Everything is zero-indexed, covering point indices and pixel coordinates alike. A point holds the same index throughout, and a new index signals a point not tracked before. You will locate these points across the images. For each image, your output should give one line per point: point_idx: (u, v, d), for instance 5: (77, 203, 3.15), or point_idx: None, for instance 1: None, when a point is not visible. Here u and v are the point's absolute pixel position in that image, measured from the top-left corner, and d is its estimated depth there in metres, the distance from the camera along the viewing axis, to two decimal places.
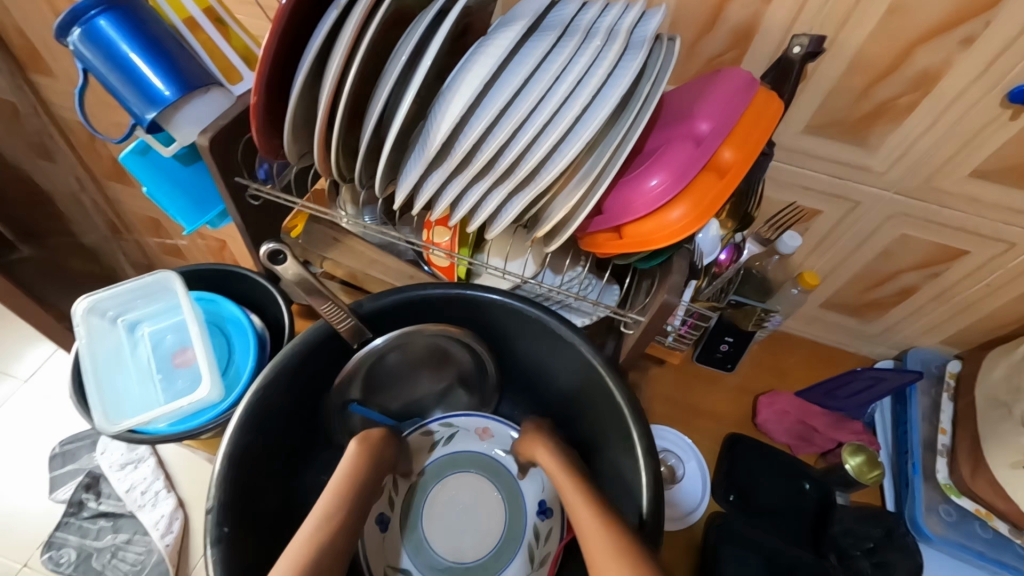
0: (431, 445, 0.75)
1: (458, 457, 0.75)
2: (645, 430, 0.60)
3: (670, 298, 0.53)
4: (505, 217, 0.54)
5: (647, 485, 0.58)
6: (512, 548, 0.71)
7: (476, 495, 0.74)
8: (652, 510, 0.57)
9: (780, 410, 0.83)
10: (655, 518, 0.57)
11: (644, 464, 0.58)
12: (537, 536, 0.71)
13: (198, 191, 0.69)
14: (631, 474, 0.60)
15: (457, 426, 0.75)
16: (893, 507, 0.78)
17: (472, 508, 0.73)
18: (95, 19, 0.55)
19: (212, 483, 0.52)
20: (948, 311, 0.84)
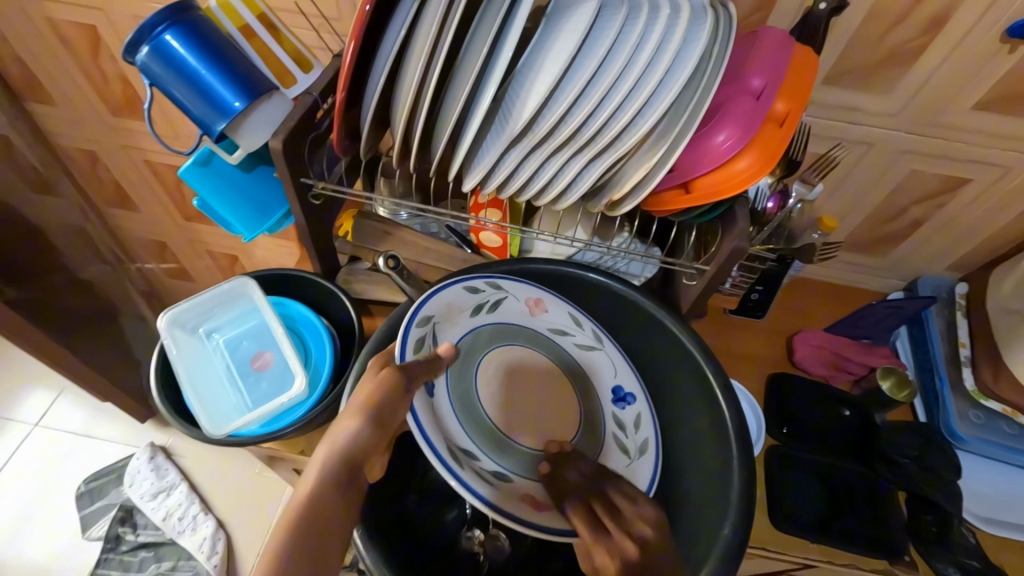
0: (475, 307, 0.65)
1: (511, 334, 0.67)
2: (717, 364, 0.65)
3: (741, 243, 0.57)
4: (584, 185, 0.56)
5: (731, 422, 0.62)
6: (596, 441, 0.64)
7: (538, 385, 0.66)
8: (739, 437, 0.61)
9: (814, 346, 0.90)
10: (743, 442, 0.61)
11: (723, 395, 0.64)
12: (623, 426, 0.66)
13: (258, 199, 0.70)
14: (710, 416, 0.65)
15: (506, 291, 0.68)
16: (925, 419, 0.85)
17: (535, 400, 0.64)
18: (161, 35, 0.55)
19: None
20: (952, 237, 0.92)
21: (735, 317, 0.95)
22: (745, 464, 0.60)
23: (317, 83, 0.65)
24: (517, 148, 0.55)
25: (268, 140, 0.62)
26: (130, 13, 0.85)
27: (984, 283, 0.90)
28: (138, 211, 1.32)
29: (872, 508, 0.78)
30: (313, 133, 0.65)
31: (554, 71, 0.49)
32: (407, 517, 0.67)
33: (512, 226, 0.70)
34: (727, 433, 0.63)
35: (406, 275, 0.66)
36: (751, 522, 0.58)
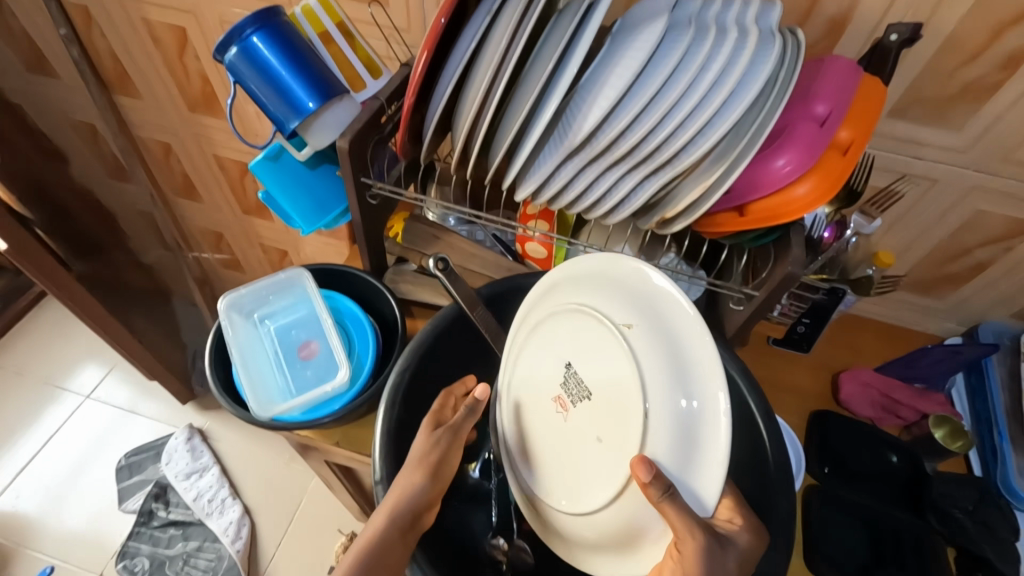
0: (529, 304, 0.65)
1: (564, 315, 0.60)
2: (759, 393, 0.64)
3: (794, 269, 0.56)
4: (637, 201, 0.57)
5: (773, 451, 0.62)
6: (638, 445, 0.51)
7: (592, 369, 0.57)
8: (780, 467, 0.61)
9: (863, 384, 0.86)
10: (784, 473, 0.61)
11: (764, 425, 0.63)
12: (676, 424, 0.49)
13: (320, 195, 0.73)
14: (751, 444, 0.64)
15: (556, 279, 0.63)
16: (981, 473, 0.81)
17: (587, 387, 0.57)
18: (249, 37, 0.59)
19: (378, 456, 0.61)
20: (1020, 283, 0.87)
21: (779, 349, 0.93)
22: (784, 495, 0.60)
23: (384, 89, 0.68)
24: (574, 160, 0.56)
25: (335, 139, 0.65)
26: (217, 17, 0.91)
27: None
28: (202, 201, 1.40)
29: (917, 559, 0.73)
30: (377, 136, 0.68)
31: (618, 86, 0.50)
32: (434, 516, 0.67)
33: (559, 237, 0.71)
34: (766, 462, 0.62)
35: (453, 277, 0.67)
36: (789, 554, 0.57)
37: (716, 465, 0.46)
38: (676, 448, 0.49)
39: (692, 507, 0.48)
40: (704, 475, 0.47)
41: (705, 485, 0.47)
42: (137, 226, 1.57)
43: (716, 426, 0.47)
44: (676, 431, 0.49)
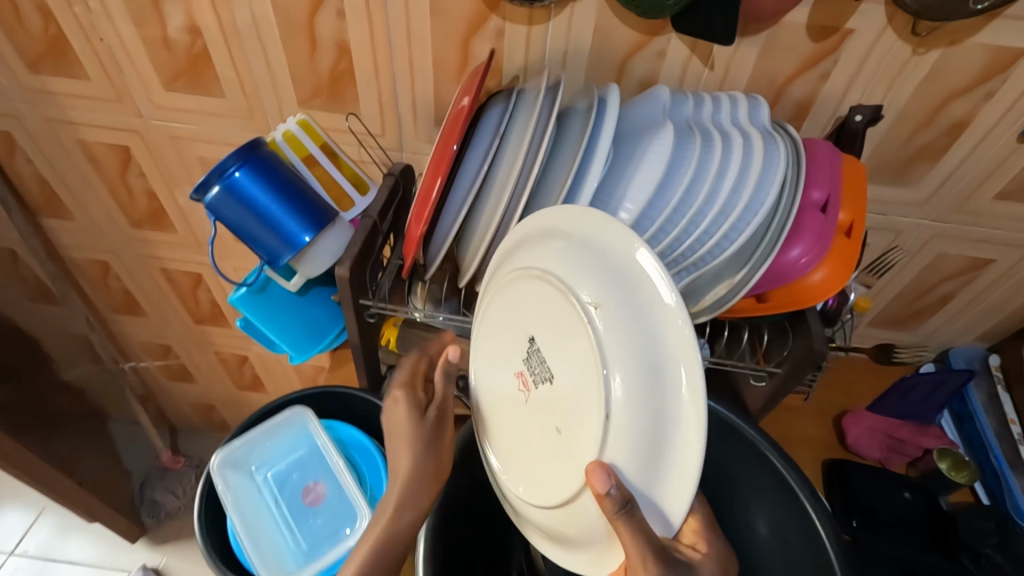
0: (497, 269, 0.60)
1: (522, 277, 0.55)
2: (801, 474, 0.63)
3: (820, 348, 0.56)
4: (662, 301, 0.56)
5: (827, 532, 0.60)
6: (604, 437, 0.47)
7: (552, 334, 0.53)
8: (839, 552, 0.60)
9: (867, 428, 0.89)
10: (845, 559, 0.59)
11: (814, 509, 0.62)
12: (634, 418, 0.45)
13: (313, 320, 0.68)
14: (802, 522, 0.64)
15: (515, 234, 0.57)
16: (989, 500, 0.85)
17: (554, 357, 0.53)
18: (233, 174, 0.55)
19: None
20: (979, 310, 0.94)
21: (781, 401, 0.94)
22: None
23: (375, 204, 0.65)
24: None
25: (331, 266, 0.62)
26: (167, 132, 0.84)
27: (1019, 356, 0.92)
28: (146, 316, 1.27)
29: None
30: (373, 254, 0.64)
31: (638, 198, 0.50)
32: None
33: None
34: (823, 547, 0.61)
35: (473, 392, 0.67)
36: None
37: (684, 485, 0.44)
38: (642, 457, 0.45)
39: (651, 524, 0.46)
40: (673, 493, 0.44)
41: (671, 502, 0.45)
42: (66, 348, 1.39)
43: (686, 447, 0.43)
44: (638, 441, 0.45)
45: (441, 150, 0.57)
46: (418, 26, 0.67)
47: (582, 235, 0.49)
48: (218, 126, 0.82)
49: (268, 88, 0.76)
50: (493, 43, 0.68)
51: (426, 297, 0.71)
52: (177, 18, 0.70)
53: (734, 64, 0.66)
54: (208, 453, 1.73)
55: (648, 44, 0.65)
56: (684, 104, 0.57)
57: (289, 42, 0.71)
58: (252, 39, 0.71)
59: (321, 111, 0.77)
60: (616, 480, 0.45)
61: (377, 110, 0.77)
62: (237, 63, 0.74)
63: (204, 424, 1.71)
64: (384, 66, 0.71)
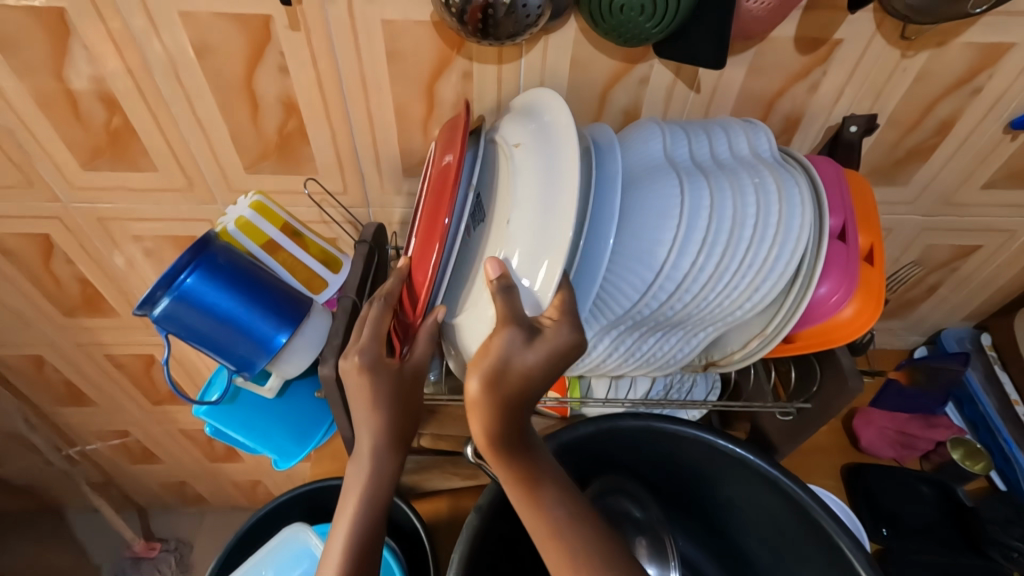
0: None
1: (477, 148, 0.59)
2: (851, 536, 0.58)
3: (855, 384, 0.54)
4: (684, 355, 0.53)
5: None
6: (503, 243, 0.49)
7: (487, 176, 0.56)
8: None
9: (880, 428, 0.87)
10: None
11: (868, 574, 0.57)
12: (527, 211, 0.47)
13: (297, 421, 0.59)
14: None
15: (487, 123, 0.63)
16: (1005, 486, 0.85)
17: (482, 201, 0.55)
18: (185, 280, 0.47)
19: None
20: (967, 293, 0.94)
21: None
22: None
23: (351, 282, 0.58)
24: (615, 334, 0.51)
25: (313, 361, 0.54)
26: (92, 215, 0.74)
27: (1008, 333, 0.92)
28: (95, 405, 1.14)
29: None
30: None
31: (657, 257, 0.45)
32: None
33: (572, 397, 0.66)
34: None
35: None
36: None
37: (554, 266, 0.44)
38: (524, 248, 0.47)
39: (522, 307, 0.46)
40: (540, 278, 0.44)
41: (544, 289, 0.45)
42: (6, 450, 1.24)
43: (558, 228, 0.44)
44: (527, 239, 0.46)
45: (430, 222, 0.49)
46: (374, 75, 0.60)
47: (526, 100, 0.56)
48: (152, 202, 0.72)
49: (207, 157, 0.67)
50: (460, 86, 0.61)
51: None
52: (88, 91, 0.60)
53: (720, 88, 0.62)
54: (184, 531, 1.60)
55: (629, 72, 0.60)
56: (682, 139, 0.52)
57: (226, 105, 0.62)
58: (182, 106, 0.62)
59: (272, 174, 0.69)
60: (507, 272, 0.46)
61: (335, 167, 0.69)
62: (167, 133, 0.65)
63: (176, 502, 1.57)
64: (339, 121, 0.64)
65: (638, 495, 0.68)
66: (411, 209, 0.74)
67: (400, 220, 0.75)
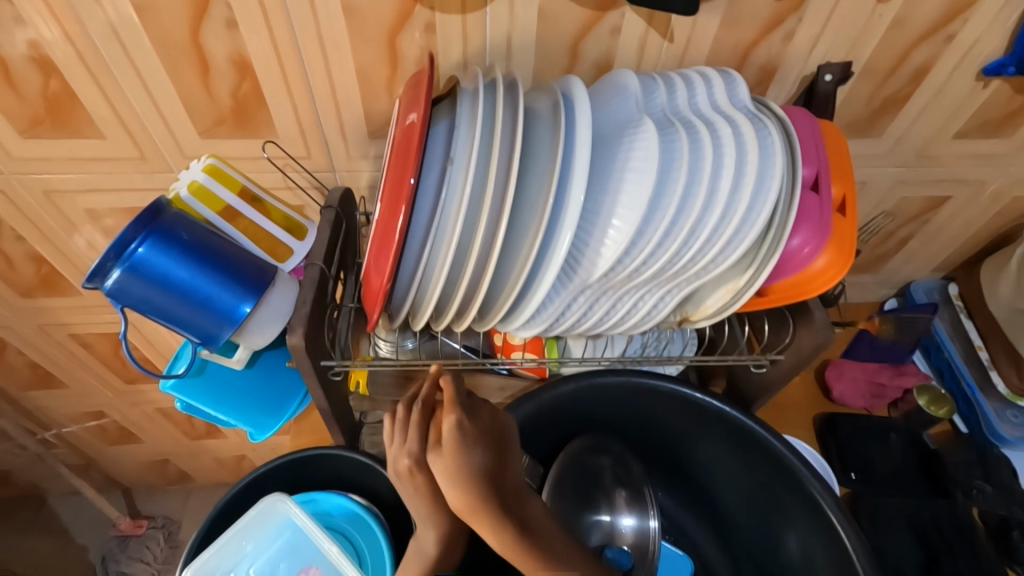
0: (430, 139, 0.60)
1: None
2: (822, 481, 0.60)
3: (825, 335, 0.55)
4: (659, 314, 0.52)
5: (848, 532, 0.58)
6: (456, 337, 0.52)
7: None
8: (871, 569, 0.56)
9: (851, 379, 0.89)
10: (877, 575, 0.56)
11: (840, 521, 0.58)
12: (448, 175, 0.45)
13: (270, 391, 0.58)
14: (821, 527, 0.60)
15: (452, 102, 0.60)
16: (967, 429, 0.88)
17: None
18: (135, 251, 0.44)
19: None
20: (937, 245, 0.96)
21: None
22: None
23: (318, 249, 0.56)
24: (589, 295, 0.50)
25: (282, 331, 0.52)
26: (38, 187, 0.69)
27: (974, 282, 0.94)
28: (65, 387, 1.11)
29: (964, 544, 0.77)
30: (328, 308, 0.56)
31: (632, 216, 0.44)
32: None
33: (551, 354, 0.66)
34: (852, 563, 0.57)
35: None
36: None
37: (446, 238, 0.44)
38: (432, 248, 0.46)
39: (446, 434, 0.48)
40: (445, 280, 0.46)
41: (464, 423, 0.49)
42: None
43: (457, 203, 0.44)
44: (439, 215, 0.45)
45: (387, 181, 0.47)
46: (331, 29, 0.56)
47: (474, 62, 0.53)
48: (103, 173, 0.68)
49: (158, 124, 0.63)
50: (423, 40, 0.58)
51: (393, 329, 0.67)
52: (19, 53, 0.56)
53: (695, 39, 0.60)
54: (172, 509, 1.59)
55: (600, 21, 0.57)
56: (654, 92, 0.51)
57: (172, 65, 0.58)
58: (126, 69, 0.58)
59: (229, 140, 0.65)
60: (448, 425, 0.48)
61: (296, 130, 0.65)
62: (112, 99, 0.60)
63: (159, 480, 1.56)
64: (297, 80, 0.60)
65: (619, 453, 0.71)
66: (379, 173, 0.71)
67: (368, 185, 0.72)
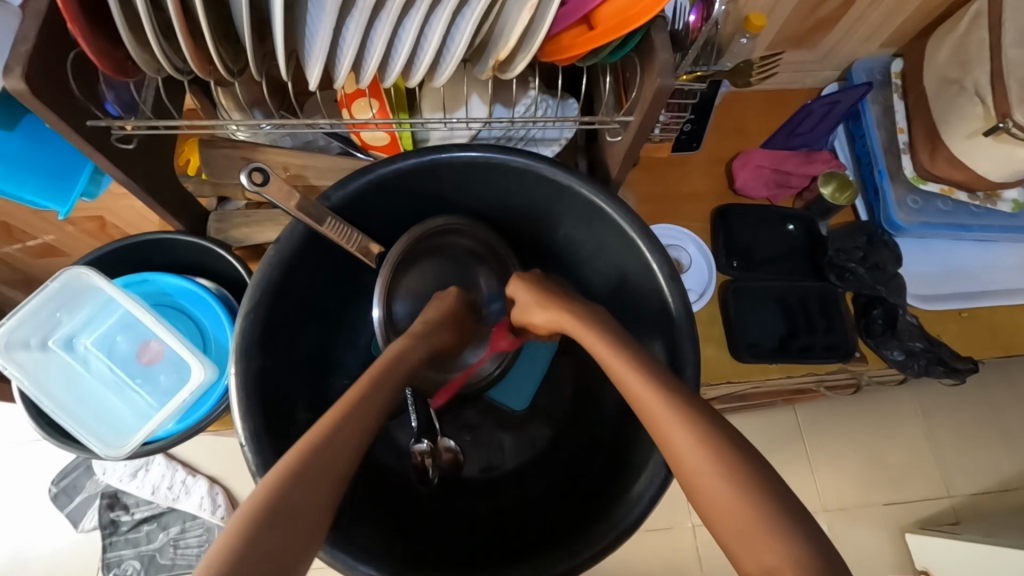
0: None
1: None
2: (661, 253, 0.58)
3: (665, 80, 0.47)
4: (455, 47, 0.43)
5: (677, 300, 0.57)
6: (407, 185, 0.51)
7: None
8: (685, 335, 0.56)
9: (756, 167, 0.83)
10: (691, 341, 0.56)
11: (668, 291, 0.57)
12: None
13: (48, 159, 0.54)
14: (655, 299, 0.59)
15: None
16: (867, 217, 0.85)
17: None
18: None
19: (236, 397, 0.50)
20: (886, 9, 0.80)
21: (670, 156, 0.86)
22: (689, 361, 0.56)
23: None
24: (357, 19, 0.40)
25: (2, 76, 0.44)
26: None
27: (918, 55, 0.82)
28: None
29: (823, 318, 0.80)
30: (75, 53, 0.47)
31: None
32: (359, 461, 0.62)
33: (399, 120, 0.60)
34: (671, 331, 0.58)
35: (278, 186, 0.53)
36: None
37: None
38: None
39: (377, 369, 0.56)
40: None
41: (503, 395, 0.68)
42: None
43: None
44: None
45: None
46: None
47: None
48: None
49: None
50: None
51: (233, 104, 0.61)
52: None
53: None
54: None
55: None
56: None
57: None
58: None
59: None
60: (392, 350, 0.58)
61: None
62: None
63: None
64: None
65: (485, 239, 0.72)
66: None
67: None
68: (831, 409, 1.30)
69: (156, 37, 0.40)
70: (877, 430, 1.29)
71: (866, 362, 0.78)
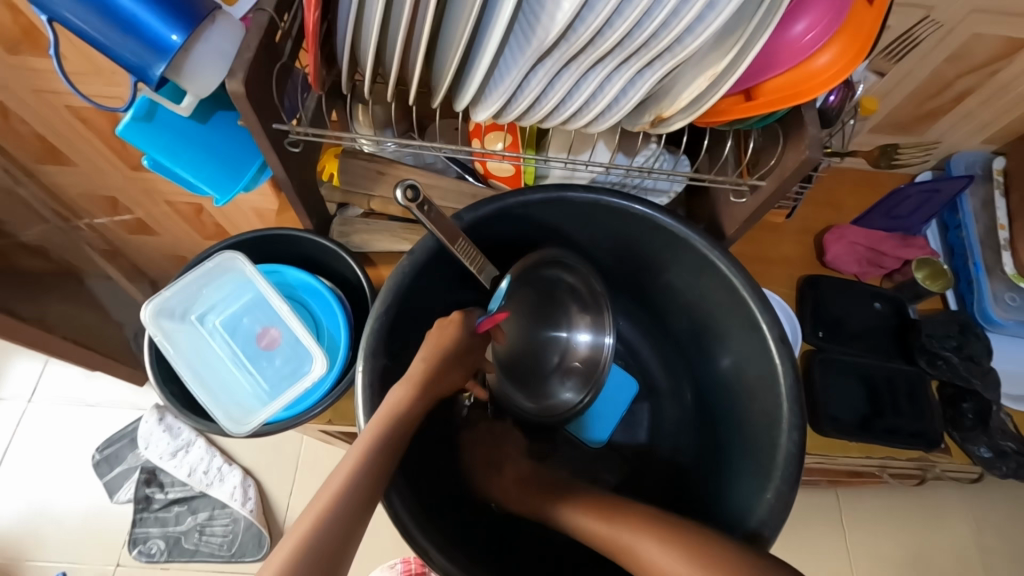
0: None
1: None
2: (772, 315, 0.59)
3: (813, 154, 0.49)
4: (626, 101, 0.47)
5: (785, 362, 0.58)
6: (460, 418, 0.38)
7: None
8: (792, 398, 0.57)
9: (850, 243, 0.84)
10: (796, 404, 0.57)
11: (776, 351, 0.58)
12: None
13: (225, 150, 0.59)
14: (757, 358, 0.61)
15: None
16: (957, 307, 0.85)
17: None
18: None
19: (362, 396, 0.53)
20: (997, 108, 0.82)
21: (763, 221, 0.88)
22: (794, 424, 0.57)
23: None
24: (549, 65, 0.45)
25: (224, 76, 0.49)
26: None
27: None
28: None
29: (908, 400, 0.79)
30: (278, 65, 0.52)
31: None
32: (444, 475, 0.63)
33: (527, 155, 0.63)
34: (777, 391, 0.59)
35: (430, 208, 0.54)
36: (795, 487, 0.56)
37: None
38: None
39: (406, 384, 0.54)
40: None
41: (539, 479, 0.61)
42: None
43: None
44: None
45: None
46: None
47: None
48: None
49: None
50: None
51: (368, 121, 0.65)
52: None
53: None
54: None
55: None
56: None
57: None
58: None
59: None
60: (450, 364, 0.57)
61: None
62: None
63: None
64: None
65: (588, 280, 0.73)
66: None
67: None
68: (875, 496, 1.25)
69: (371, 59, 0.45)
70: (928, 525, 1.23)
71: (951, 455, 0.79)
